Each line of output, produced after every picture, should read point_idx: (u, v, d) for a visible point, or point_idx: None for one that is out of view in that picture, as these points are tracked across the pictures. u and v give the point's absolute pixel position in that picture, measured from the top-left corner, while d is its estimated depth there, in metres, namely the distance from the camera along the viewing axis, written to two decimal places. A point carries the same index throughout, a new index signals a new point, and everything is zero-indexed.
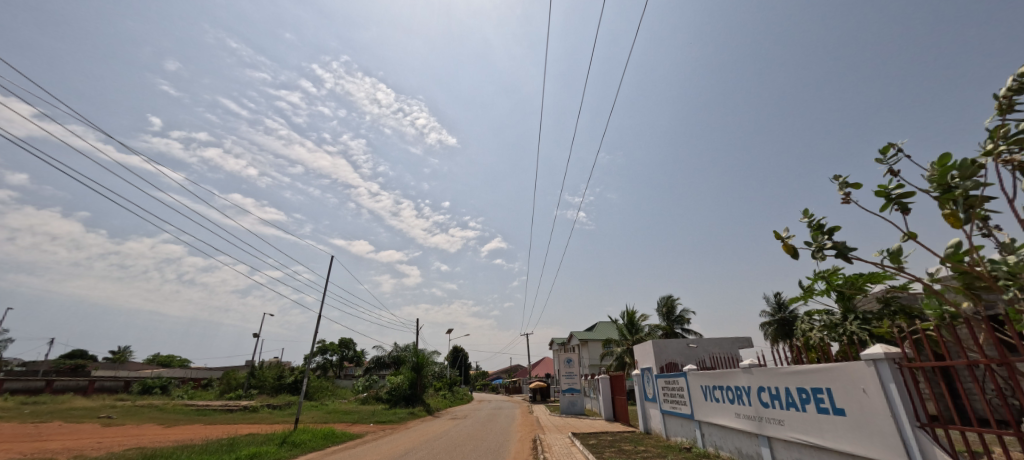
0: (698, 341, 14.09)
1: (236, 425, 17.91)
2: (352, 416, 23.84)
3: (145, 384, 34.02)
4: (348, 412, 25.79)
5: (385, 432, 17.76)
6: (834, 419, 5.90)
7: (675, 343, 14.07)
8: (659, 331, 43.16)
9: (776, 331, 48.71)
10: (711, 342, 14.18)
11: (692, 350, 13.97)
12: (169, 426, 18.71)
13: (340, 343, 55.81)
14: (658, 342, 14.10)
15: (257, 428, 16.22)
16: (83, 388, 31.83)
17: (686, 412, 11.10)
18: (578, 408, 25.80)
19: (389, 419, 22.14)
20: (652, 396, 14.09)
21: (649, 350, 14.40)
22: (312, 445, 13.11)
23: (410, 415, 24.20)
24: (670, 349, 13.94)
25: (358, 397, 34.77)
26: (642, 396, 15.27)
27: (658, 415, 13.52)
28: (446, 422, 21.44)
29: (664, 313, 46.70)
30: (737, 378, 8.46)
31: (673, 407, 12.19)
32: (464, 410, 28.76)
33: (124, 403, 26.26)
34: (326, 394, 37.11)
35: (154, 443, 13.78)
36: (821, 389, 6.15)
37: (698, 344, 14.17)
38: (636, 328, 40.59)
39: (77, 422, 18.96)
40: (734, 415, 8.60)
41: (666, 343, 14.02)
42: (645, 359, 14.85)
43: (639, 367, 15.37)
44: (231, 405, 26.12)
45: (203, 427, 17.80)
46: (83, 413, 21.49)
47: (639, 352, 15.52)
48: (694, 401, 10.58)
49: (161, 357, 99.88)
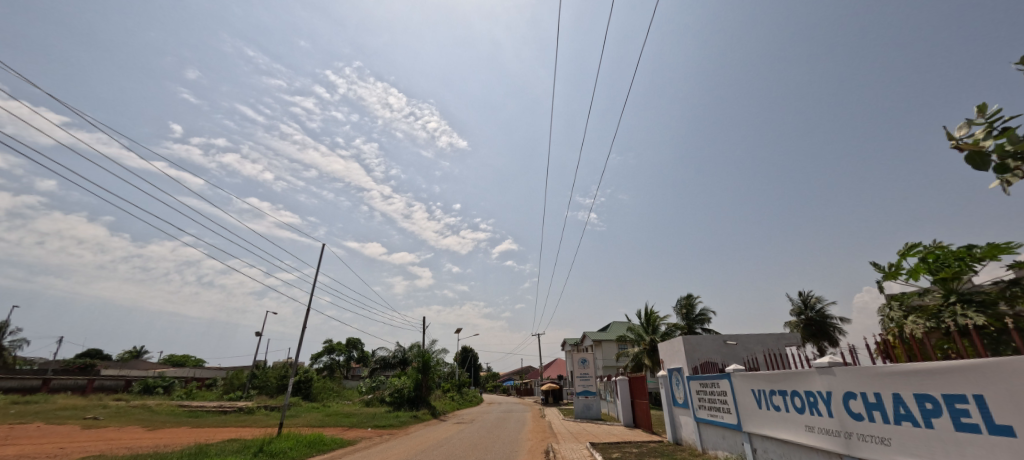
0: (737, 338, 12.04)
1: (222, 429, 16.48)
2: (350, 420, 22.28)
3: (146, 384, 33.09)
4: (348, 415, 24.24)
5: (382, 438, 16.09)
6: (989, 442, 4.06)
7: (710, 340, 12.09)
8: (678, 331, 40.91)
9: (803, 331, 45.90)
10: (752, 339, 12.08)
11: (730, 349, 11.95)
12: (154, 429, 17.40)
13: (349, 343, 55.03)
14: (690, 339, 12.17)
15: (240, 433, 14.68)
16: (81, 387, 30.98)
17: (731, 422, 9.19)
18: (594, 412, 23.90)
19: (388, 423, 20.48)
20: (683, 402, 12.17)
21: (679, 349, 12.48)
22: (292, 456, 11.50)
23: (413, 419, 22.57)
24: (703, 347, 12.01)
25: (363, 399, 33.37)
26: (669, 401, 13.40)
27: (691, 424, 11.60)
28: (450, 427, 19.69)
29: (683, 313, 44.34)
30: (808, 381, 6.61)
31: (711, 416, 10.30)
32: (470, 414, 26.96)
33: (118, 404, 25.19)
34: (330, 395, 35.77)
35: (119, 450, 12.28)
36: (963, 397, 4.31)
37: (737, 340, 12.08)
38: (653, 327, 38.45)
39: (57, 423, 17.76)
40: (803, 429, 6.73)
41: (699, 340, 12.07)
42: (674, 359, 12.92)
43: (666, 368, 13.47)
44: (226, 406, 24.82)
45: (185, 432, 16.36)
46: (69, 414, 20.36)
47: (666, 351, 13.65)
48: (741, 410, 8.72)
49: (175, 357, 100.99)
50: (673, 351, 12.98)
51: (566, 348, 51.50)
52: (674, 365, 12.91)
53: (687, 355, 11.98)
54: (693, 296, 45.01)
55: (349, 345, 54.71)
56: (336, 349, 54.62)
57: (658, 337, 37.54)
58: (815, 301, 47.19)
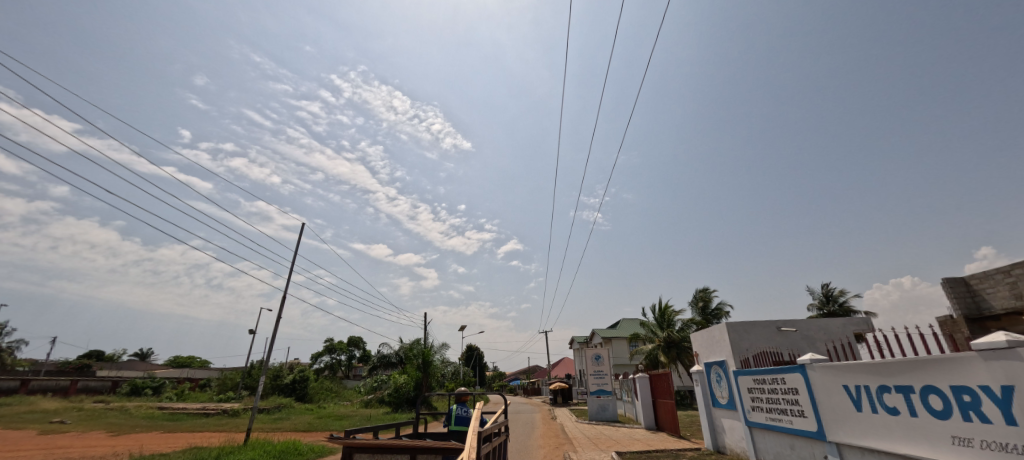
0: (795, 324, 9.90)
1: (193, 434, 14.54)
2: (343, 422, 20.32)
3: (134, 385, 31.38)
4: (341, 417, 22.32)
5: None
6: None
7: (759, 327, 9.96)
8: (694, 326, 38.77)
9: None
10: (812, 326, 9.90)
11: (785, 337, 9.83)
12: (119, 435, 15.42)
13: (350, 342, 53.49)
14: (736, 327, 10.04)
15: (205, 440, 12.70)
16: (64, 388, 29.32)
17: (807, 429, 7.09)
18: (610, 413, 21.81)
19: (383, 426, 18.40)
20: (728, 403, 10.05)
21: (722, 338, 10.34)
22: None
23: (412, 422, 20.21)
24: (752, 335, 9.87)
25: (362, 400, 31.58)
26: (708, 402, 11.26)
27: (740, 430, 9.49)
28: None
29: (699, 307, 42.23)
30: (961, 372, 4.50)
31: (772, 420, 8.19)
32: None
33: (95, 406, 23.40)
34: (327, 396, 33.94)
35: None
36: None
37: (794, 326, 9.91)
38: (668, 322, 36.41)
39: (14, 429, 15.93)
40: (951, 444, 4.61)
41: (746, 327, 9.94)
42: (714, 351, 10.79)
43: (703, 363, 11.36)
44: (209, 408, 22.96)
45: (149, 438, 14.42)
46: (34, 418, 18.54)
47: (702, 341, 11.53)
48: (828, 414, 6.57)
49: (180, 358, 100.54)
50: (712, 341, 10.83)
51: (575, 346, 49.46)
52: (714, 358, 10.77)
53: (733, 346, 9.84)
54: (710, 289, 42.81)
55: (351, 344, 53.15)
56: (337, 348, 52.89)
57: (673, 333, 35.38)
58: (838, 293, 44.78)
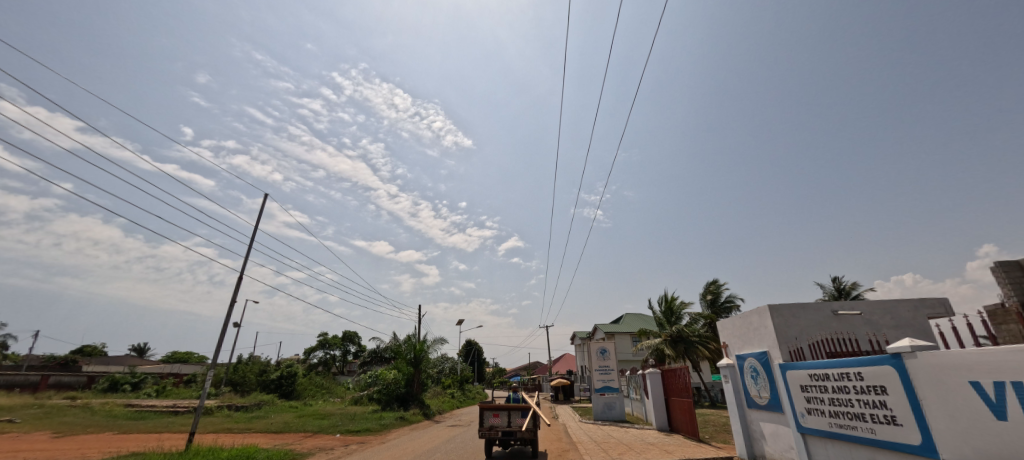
0: (857, 306, 8.03)
1: (145, 438, 12.81)
2: (323, 421, 18.46)
3: (112, 380, 29.47)
4: (324, 416, 20.47)
5: (348, 449, 12.55)
6: None
7: (811, 309, 8.12)
8: (702, 321, 37.00)
9: None
10: (877, 308, 8.01)
11: (843, 322, 8.00)
12: (62, 437, 13.66)
13: (344, 336, 51.92)
14: (781, 310, 8.19)
15: (149, 446, 10.97)
16: (35, 384, 27.67)
17: (901, 441, 5.24)
18: (617, 412, 19.98)
19: (366, 426, 16.48)
20: (773, 404, 8.18)
21: (762, 325, 8.48)
22: None
23: (398, 421, 18.40)
24: (802, 320, 8.02)
25: (350, 397, 29.84)
26: (742, 403, 9.41)
27: (791, 438, 7.65)
28: (439, 435, 16.13)
29: (707, 300, 40.48)
30: None
31: (840, 428, 6.32)
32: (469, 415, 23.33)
33: (58, 403, 21.62)
34: (317, 393, 32.21)
35: None
36: None
37: (851, 308, 8.05)
38: (675, 316, 34.63)
39: None
40: None
41: (794, 311, 8.09)
42: (750, 340, 8.95)
43: (736, 355, 9.51)
44: (180, 405, 21.15)
45: (87, 444, 12.56)
46: None
47: (735, 330, 9.68)
48: (945, 425, 4.69)
49: (178, 355, 99.02)
50: (749, 328, 8.98)
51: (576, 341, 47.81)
52: (751, 349, 8.91)
53: (778, 334, 7.97)
54: (719, 282, 41.08)
55: (346, 338, 51.49)
56: (331, 344, 51.04)
57: (681, 327, 33.72)
58: (850, 287, 42.82)
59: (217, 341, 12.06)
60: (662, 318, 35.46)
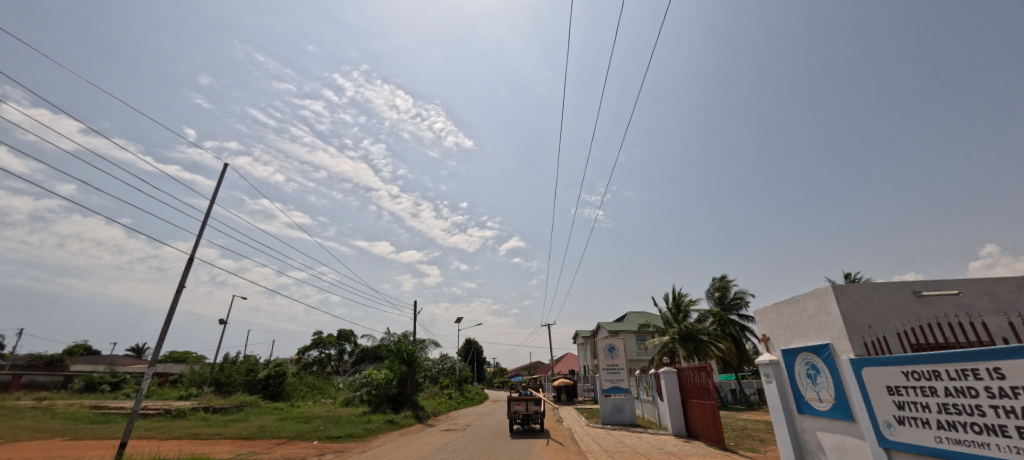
0: (948, 285, 6.36)
1: (84, 449, 11.02)
2: (304, 425, 16.77)
3: (89, 380, 27.81)
4: (306, 419, 18.80)
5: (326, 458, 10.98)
6: None
7: (886, 291, 6.48)
8: (711, 318, 35.32)
9: None
10: (973, 288, 6.31)
11: (929, 306, 6.36)
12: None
13: (339, 335, 50.26)
14: (849, 292, 6.55)
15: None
16: (4, 384, 25.95)
17: None
18: (627, 415, 18.33)
19: (350, 431, 14.69)
20: (839, 411, 6.52)
21: (822, 312, 6.84)
22: None
23: (386, 425, 16.71)
24: (876, 304, 6.40)
25: (341, 399, 28.20)
26: (789, 408, 7.77)
27: (866, 454, 6.01)
28: (430, 441, 14.42)
29: (716, 297, 38.77)
30: None
31: (959, 444, 4.73)
32: (465, 418, 21.61)
33: (22, 405, 19.96)
34: (307, 394, 30.63)
35: None
36: None
37: (941, 288, 6.38)
38: (683, 313, 33.01)
39: None
40: None
41: (865, 293, 6.47)
42: (803, 330, 7.31)
43: (784, 349, 7.83)
44: (152, 407, 19.49)
45: (18, 453, 10.82)
46: None
47: (782, 320, 8.02)
48: None
49: (175, 355, 97.48)
50: (803, 316, 7.35)
51: (579, 340, 46.21)
52: (805, 342, 7.26)
53: (846, 322, 6.35)
54: (727, 278, 39.43)
55: (341, 337, 49.77)
56: (326, 342, 49.33)
57: (689, 325, 32.15)
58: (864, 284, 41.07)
59: (161, 335, 10.23)
60: (669, 316, 33.79)
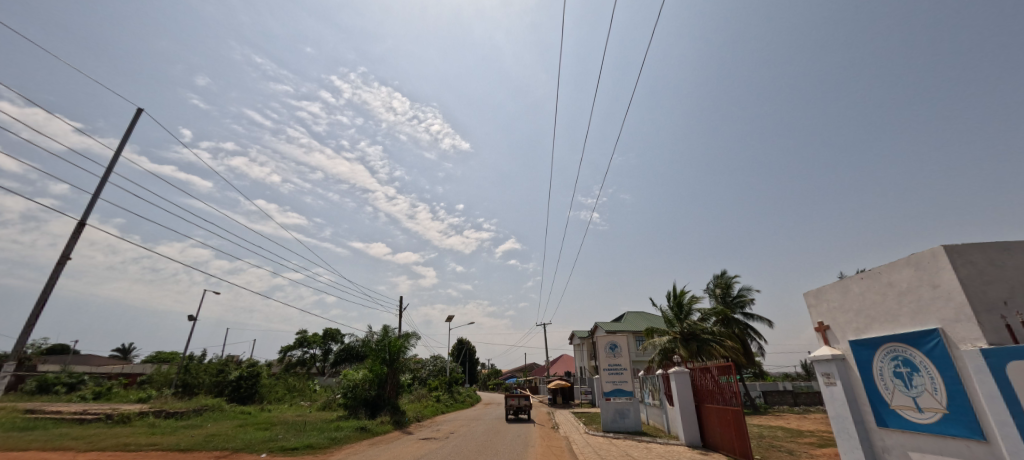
0: None
1: None
2: (262, 433, 14.56)
3: (42, 381, 25.53)
4: (268, 426, 16.62)
5: None
6: None
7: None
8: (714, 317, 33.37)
9: None
10: None
11: None
12: None
13: (325, 334, 47.97)
14: (968, 254, 4.58)
15: None
16: None
17: None
18: (631, 422, 16.34)
19: (308, 441, 12.48)
20: (953, 425, 4.60)
21: (925, 284, 4.88)
22: None
23: (357, 432, 14.55)
24: (1011, 271, 4.46)
25: (318, 402, 25.99)
26: (862, 419, 5.82)
27: None
28: (404, 452, 12.33)
29: (719, 295, 36.94)
30: None
31: None
32: (450, 425, 19.53)
33: None
34: (284, 397, 28.45)
35: None
36: None
37: None
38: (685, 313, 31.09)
39: None
40: None
41: (994, 258, 4.52)
42: (891, 312, 5.35)
43: (856, 339, 5.87)
44: (94, 411, 17.25)
45: None
46: None
47: (852, 303, 6.05)
48: None
49: (162, 355, 95.06)
50: (887, 294, 5.42)
51: (576, 340, 44.14)
52: (893, 329, 5.31)
53: (970, 297, 4.42)
54: (729, 275, 37.63)
55: (327, 336, 47.52)
56: (310, 341, 46.99)
57: (692, 325, 30.35)
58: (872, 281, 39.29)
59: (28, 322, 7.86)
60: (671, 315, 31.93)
